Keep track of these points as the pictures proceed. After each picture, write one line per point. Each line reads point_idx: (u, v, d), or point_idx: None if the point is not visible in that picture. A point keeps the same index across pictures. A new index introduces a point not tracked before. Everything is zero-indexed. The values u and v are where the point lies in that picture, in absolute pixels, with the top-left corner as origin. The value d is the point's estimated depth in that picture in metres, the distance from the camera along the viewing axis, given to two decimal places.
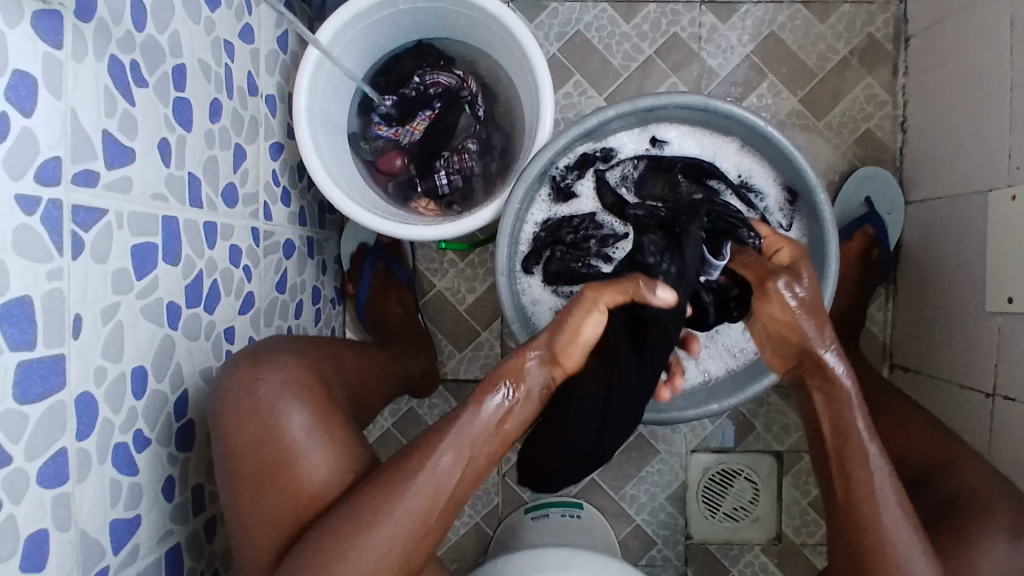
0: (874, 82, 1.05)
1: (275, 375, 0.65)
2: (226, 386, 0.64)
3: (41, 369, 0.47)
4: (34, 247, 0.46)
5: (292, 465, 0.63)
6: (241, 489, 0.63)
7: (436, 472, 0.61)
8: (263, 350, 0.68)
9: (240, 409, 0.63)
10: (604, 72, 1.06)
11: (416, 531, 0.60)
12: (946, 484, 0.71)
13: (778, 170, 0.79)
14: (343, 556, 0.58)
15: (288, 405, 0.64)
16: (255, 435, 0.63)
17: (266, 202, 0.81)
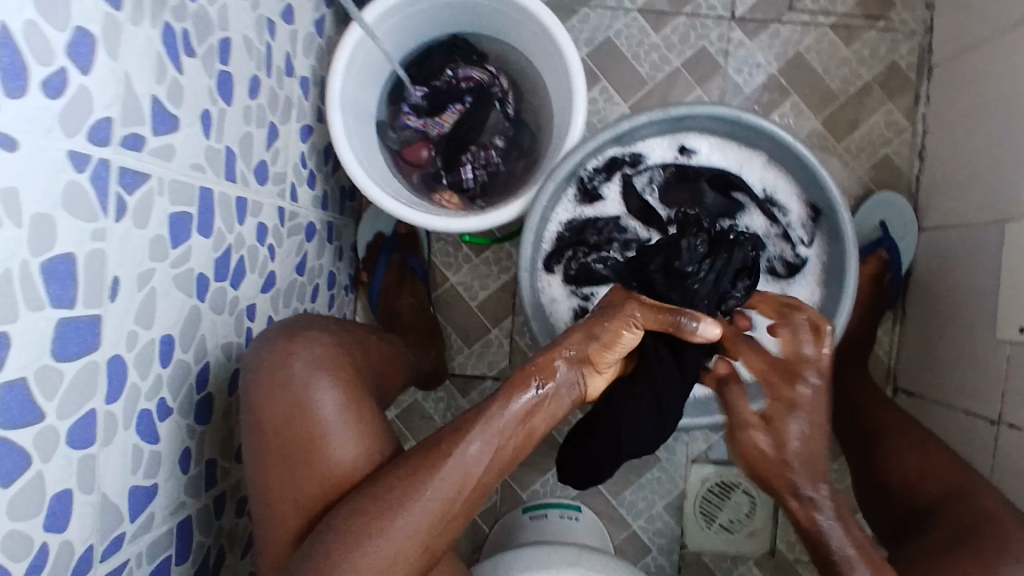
0: (894, 109, 1.07)
1: (308, 353, 0.66)
2: (263, 362, 0.65)
3: (79, 328, 0.47)
4: (81, 205, 0.46)
5: (322, 445, 0.63)
6: (270, 465, 0.63)
7: (461, 460, 0.61)
8: (299, 329, 0.68)
9: (274, 384, 0.64)
10: (631, 80, 1.07)
11: (439, 519, 0.61)
12: (962, 511, 0.73)
13: (803, 187, 0.79)
14: (366, 538, 0.58)
15: (321, 383, 0.64)
16: (287, 412, 0.63)
17: (293, 183, 0.81)
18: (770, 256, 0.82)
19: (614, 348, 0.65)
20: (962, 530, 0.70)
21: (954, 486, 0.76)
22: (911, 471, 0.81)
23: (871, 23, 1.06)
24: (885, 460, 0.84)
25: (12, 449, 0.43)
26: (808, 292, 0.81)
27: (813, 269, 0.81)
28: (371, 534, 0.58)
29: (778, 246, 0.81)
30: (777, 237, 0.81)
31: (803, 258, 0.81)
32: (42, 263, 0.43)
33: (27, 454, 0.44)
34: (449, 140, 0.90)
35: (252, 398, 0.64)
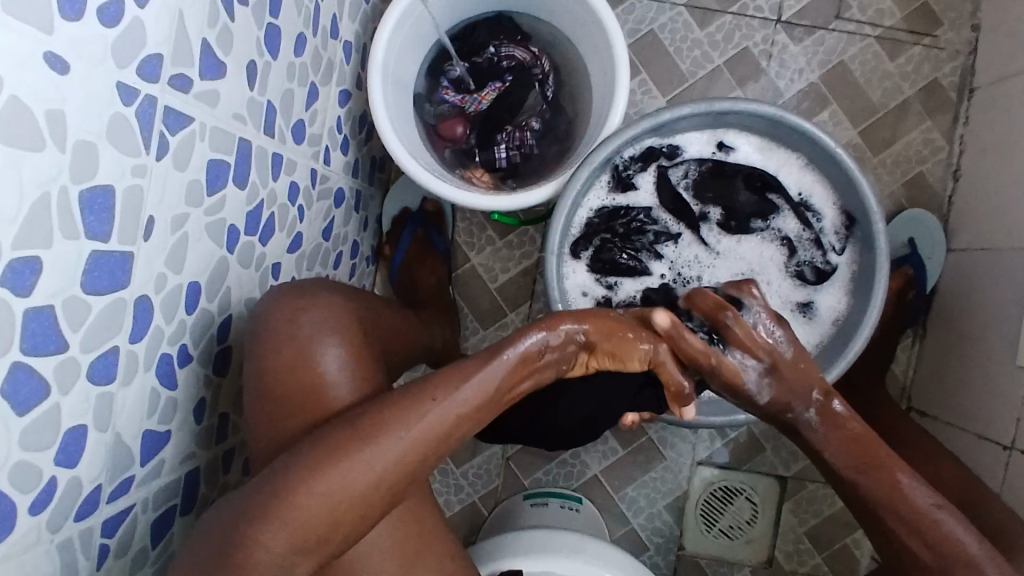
0: (933, 127, 1.05)
1: (316, 312, 0.65)
2: (268, 310, 0.64)
3: (111, 264, 0.46)
4: (125, 138, 0.45)
5: (315, 394, 0.62)
6: (260, 410, 0.63)
7: (438, 405, 0.60)
8: (312, 287, 0.68)
9: (276, 332, 0.63)
10: (670, 75, 1.07)
11: (404, 463, 0.58)
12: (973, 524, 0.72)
13: (839, 193, 0.78)
14: (328, 467, 0.56)
15: (327, 340, 0.64)
16: (287, 362, 0.62)
17: (328, 147, 0.80)
18: (800, 261, 0.80)
19: (620, 354, 0.67)
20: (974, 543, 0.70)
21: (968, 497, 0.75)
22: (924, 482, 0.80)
23: (917, 38, 1.05)
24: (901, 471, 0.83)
25: (31, 376, 0.41)
26: (834, 300, 0.80)
27: (841, 277, 0.80)
28: (333, 464, 0.56)
29: (807, 251, 0.80)
30: (808, 242, 0.80)
31: (833, 265, 0.80)
32: (81, 192, 0.42)
33: (47, 385, 0.43)
34: (485, 118, 0.90)
35: (254, 344, 0.63)
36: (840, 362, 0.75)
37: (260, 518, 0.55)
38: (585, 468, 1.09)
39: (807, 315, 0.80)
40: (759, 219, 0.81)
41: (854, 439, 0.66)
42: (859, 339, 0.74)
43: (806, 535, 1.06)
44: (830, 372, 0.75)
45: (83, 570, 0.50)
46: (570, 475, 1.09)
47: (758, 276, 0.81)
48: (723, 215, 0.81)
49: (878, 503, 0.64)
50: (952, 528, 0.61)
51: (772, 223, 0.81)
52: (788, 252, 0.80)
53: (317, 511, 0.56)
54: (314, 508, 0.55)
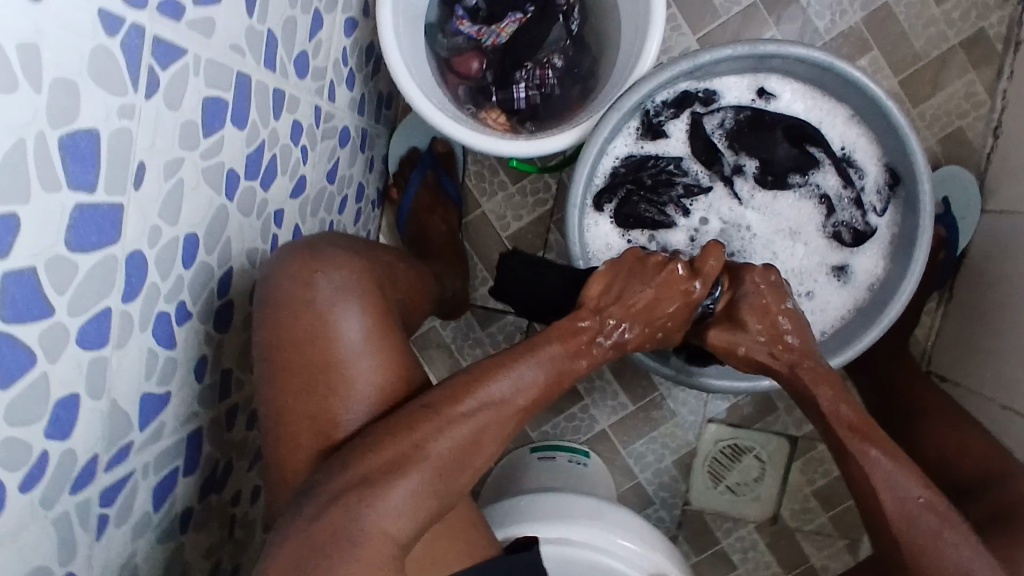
0: (977, 78, 0.98)
1: (333, 273, 0.63)
2: (281, 276, 0.61)
3: (99, 218, 0.41)
4: (110, 74, 0.40)
5: (343, 368, 0.61)
6: (283, 386, 0.61)
7: (506, 393, 0.60)
8: (324, 245, 0.65)
9: (296, 300, 0.61)
10: (701, 10, 0.99)
11: (471, 450, 0.58)
12: (997, 493, 0.70)
13: (886, 149, 0.73)
14: (407, 459, 0.56)
15: (347, 309, 0.62)
16: (306, 332, 0.61)
17: (332, 82, 0.73)
18: (838, 222, 0.76)
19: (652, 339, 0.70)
20: (996, 513, 0.68)
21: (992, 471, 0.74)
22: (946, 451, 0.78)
23: None
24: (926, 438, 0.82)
25: (14, 346, 0.37)
26: (871, 264, 0.76)
27: (880, 239, 0.75)
28: (410, 455, 0.57)
29: (846, 211, 0.75)
30: (848, 201, 0.75)
31: (873, 227, 0.75)
32: (61, 137, 0.37)
33: (33, 354, 0.39)
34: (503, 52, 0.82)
35: (267, 309, 0.61)
36: (873, 329, 0.71)
37: (353, 516, 0.55)
38: (594, 422, 1.07)
39: (842, 278, 0.77)
40: (798, 174, 0.75)
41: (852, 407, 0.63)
42: (895, 306, 0.70)
43: (813, 494, 1.05)
44: (862, 340, 0.71)
45: (83, 542, 0.47)
46: (578, 428, 1.07)
47: (793, 236, 0.76)
48: (760, 169, 0.76)
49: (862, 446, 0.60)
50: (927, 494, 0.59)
51: (811, 179, 0.76)
52: (826, 211, 0.75)
53: (407, 503, 0.56)
54: (402, 505, 0.56)
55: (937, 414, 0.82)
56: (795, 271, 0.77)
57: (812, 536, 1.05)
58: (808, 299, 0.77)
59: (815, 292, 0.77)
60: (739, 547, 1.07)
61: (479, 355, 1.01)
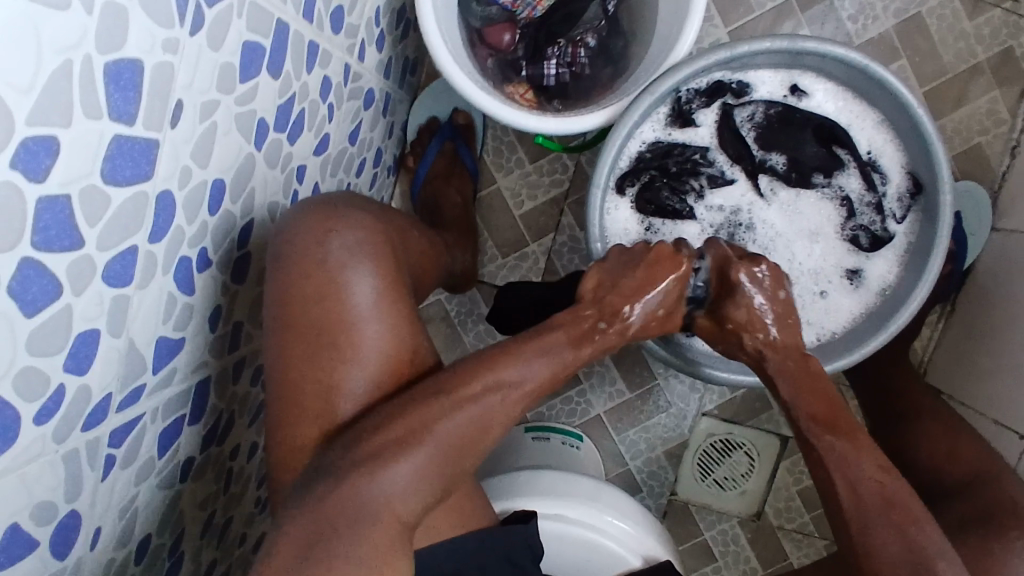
0: (1000, 97, 0.99)
1: (348, 233, 0.63)
2: (296, 230, 0.61)
3: (134, 152, 0.41)
4: (160, 5, 0.39)
5: (350, 330, 0.60)
6: (287, 345, 0.60)
7: (516, 381, 0.60)
8: (338, 204, 0.64)
9: (305, 256, 0.60)
10: (736, 4, 0.98)
11: (476, 436, 0.59)
12: (981, 494, 0.72)
13: (912, 155, 0.74)
14: (413, 450, 0.57)
15: (358, 267, 0.62)
16: (316, 290, 0.60)
17: (363, 42, 0.72)
18: (857, 225, 0.77)
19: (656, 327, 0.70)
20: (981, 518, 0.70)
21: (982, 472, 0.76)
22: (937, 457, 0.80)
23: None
24: (911, 437, 0.82)
25: (42, 274, 0.36)
26: (885, 269, 0.77)
27: (897, 246, 0.76)
28: (419, 448, 0.57)
29: (865, 214, 0.76)
30: (868, 205, 0.76)
31: (891, 233, 0.76)
32: (106, 63, 0.36)
33: (61, 284, 0.38)
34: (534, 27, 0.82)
35: (279, 265, 0.60)
36: (882, 332, 0.73)
37: (356, 503, 0.55)
38: (589, 407, 1.08)
39: (855, 282, 0.77)
40: (822, 175, 0.76)
41: (819, 398, 0.66)
42: (907, 308, 0.72)
43: (798, 494, 1.06)
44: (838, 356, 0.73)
45: (89, 481, 0.47)
46: (573, 412, 1.08)
47: (812, 235, 0.77)
48: (787, 165, 0.76)
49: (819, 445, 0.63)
50: (896, 486, 0.60)
51: (835, 180, 0.76)
52: (846, 212, 0.76)
53: (408, 488, 0.57)
54: (402, 488, 0.56)
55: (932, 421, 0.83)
56: (809, 270, 0.78)
57: (793, 535, 1.07)
58: (822, 299, 0.78)
59: (828, 293, 0.78)
60: (720, 540, 1.08)
61: (481, 332, 1.01)
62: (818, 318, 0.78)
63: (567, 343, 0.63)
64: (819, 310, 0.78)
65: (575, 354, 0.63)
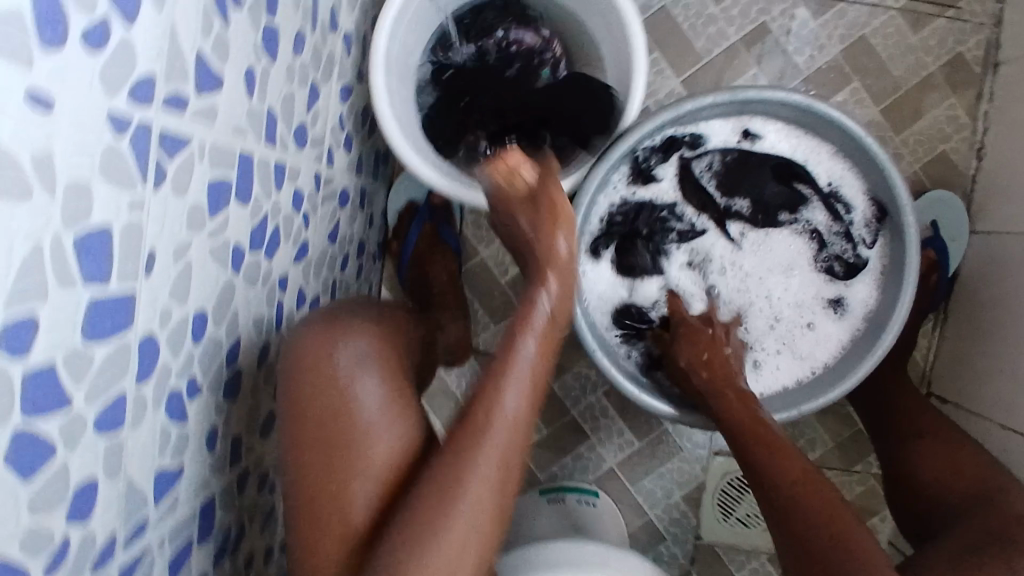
0: (957, 103, 1.02)
1: (350, 343, 0.65)
2: (303, 342, 0.64)
3: (112, 307, 0.43)
4: (120, 172, 0.42)
5: (363, 436, 0.62)
6: (303, 468, 0.61)
7: (500, 414, 0.59)
8: (345, 316, 0.69)
9: (312, 368, 0.63)
10: (685, 53, 1.00)
11: (487, 507, 0.57)
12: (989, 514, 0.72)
13: (870, 182, 0.77)
14: (426, 545, 0.55)
15: (362, 374, 0.64)
16: (329, 413, 0.62)
17: (331, 148, 0.75)
18: (830, 255, 0.80)
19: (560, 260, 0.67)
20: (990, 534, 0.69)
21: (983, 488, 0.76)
22: (946, 471, 0.80)
23: (940, 11, 1.00)
24: (911, 462, 0.84)
25: (37, 440, 0.38)
26: (864, 294, 0.80)
27: (873, 270, 0.79)
28: (432, 543, 0.55)
29: (836, 243, 0.80)
30: (837, 235, 0.79)
31: (863, 259, 0.79)
32: (77, 235, 0.39)
33: (55, 443, 0.40)
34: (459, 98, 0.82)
35: (290, 379, 0.63)
36: (869, 357, 0.74)
37: None
38: (601, 461, 1.07)
39: (839, 310, 0.80)
40: (787, 213, 0.80)
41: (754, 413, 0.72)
42: (890, 331, 0.73)
43: None
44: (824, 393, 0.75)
45: None
46: (586, 468, 1.08)
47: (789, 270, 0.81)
48: (752, 210, 0.80)
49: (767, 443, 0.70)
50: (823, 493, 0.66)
51: (800, 215, 0.80)
52: (816, 244, 0.80)
53: None
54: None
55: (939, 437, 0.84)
56: (792, 304, 0.81)
57: None
58: (810, 331, 0.81)
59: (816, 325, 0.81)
60: None
61: None
62: (810, 350, 0.80)
63: (527, 366, 0.63)
64: (809, 342, 0.81)
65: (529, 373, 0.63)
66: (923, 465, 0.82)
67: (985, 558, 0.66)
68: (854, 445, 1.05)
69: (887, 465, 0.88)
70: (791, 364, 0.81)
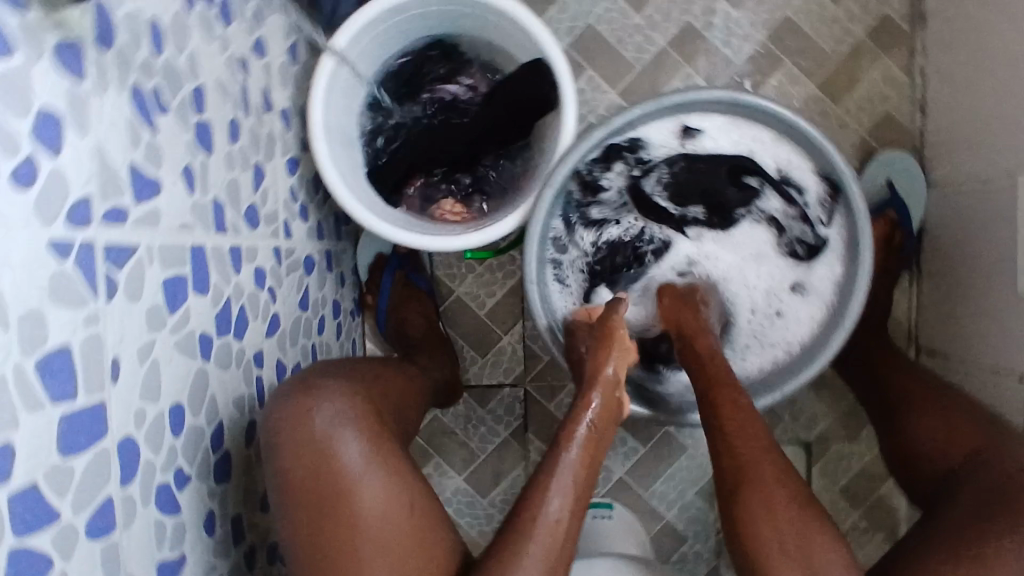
0: (891, 64, 1.04)
1: (325, 405, 0.67)
2: (282, 420, 0.66)
3: (84, 419, 0.46)
4: (69, 292, 0.44)
5: (351, 492, 0.63)
6: (310, 550, 0.63)
7: (544, 519, 0.62)
8: (318, 379, 0.71)
9: (297, 442, 0.64)
10: (617, 65, 1.03)
11: None
12: (984, 473, 0.71)
13: (817, 162, 0.79)
14: None
15: (344, 434, 0.66)
16: (321, 486, 0.63)
17: (286, 220, 0.78)
18: (791, 238, 0.82)
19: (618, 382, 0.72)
20: (994, 490, 0.68)
21: (976, 444, 0.76)
22: (937, 435, 0.81)
23: None
24: (908, 429, 0.84)
25: (28, 559, 0.41)
26: (827, 272, 0.81)
27: (834, 247, 0.80)
28: None
29: (795, 226, 0.81)
30: (794, 218, 0.81)
31: (823, 237, 0.81)
32: (36, 360, 0.42)
33: (48, 557, 0.42)
34: (415, 157, 0.85)
35: (278, 459, 0.65)
36: (840, 331, 0.77)
37: None
38: (610, 472, 1.08)
39: (802, 290, 0.82)
40: (742, 206, 0.82)
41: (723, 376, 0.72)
42: (856, 303, 0.76)
43: (841, 493, 1.07)
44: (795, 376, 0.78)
45: None
46: (596, 482, 1.08)
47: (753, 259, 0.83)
48: (706, 209, 0.83)
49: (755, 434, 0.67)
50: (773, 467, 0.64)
51: (755, 206, 0.82)
52: (775, 231, 0.82)
53: None
54: None
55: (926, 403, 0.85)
56: (763, 292, 0.83)
57: (850, 535, 1.06)
58: (781, 317, 0.83)
59: (786, 310, 0.83)
60: None
61: (485, 433, 1.05)
62: (780, 338, 0.82)
63: (572, 474, 0.65)
64: (782, 327, 0.82)
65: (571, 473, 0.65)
66: (919, 433, 0.83)
67: (994, 508, 0.66)
68: (855, 414, 1.06)
69: (886, 436, 0.88)
70: (764, 353, 0.83)
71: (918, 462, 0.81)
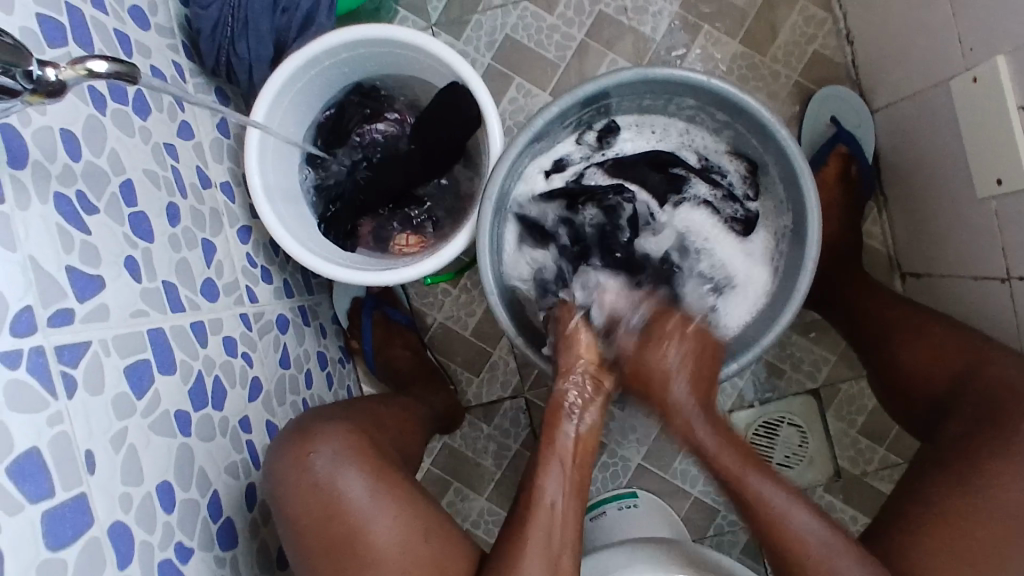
0: (807, 4, 1.05)
1: (325, 447, 0.68)
2: (283, 468, 0.67)
3: (67, 514, 0.48)
4: (27, 399, 0.47)
5: (363, 533, 0.65)
6: None
7: (541, 504, 0.69)
8: (313, 422, 0.71)
9: (302, 487, 0.66)
10: (542, 67, 1.05)
11: None
12: (974, 385, 0.73)
13: (728, 143, 0.86)
14: None
15: (346, 474, 0.67)
16: (332, 527, 0.65)
17: (248, 286, 0.81)
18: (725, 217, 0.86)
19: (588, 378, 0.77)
20: (989, 406, 0.70)
21: (962, 362, 0.76)
22: (922, 357, 0.80)
23: None
24: (897, 356, 0.84)
25: None
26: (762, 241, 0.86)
27: (763, 219, 0.86)
28: None
29: (726, 207, 0.86)
30: (722, 198, 0.87)
31: (752, 211, 0.86)
32: (7, 467, 0.44)
33: None
34: (363, 199, 0.88)
35: (286, 504, 0.66)
36: (802, 274, 0.76)
37: None
38: (628, 461, 1.08)
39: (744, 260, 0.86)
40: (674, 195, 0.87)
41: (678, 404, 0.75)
42: (809, 251, 0.76)
43: (861, 433, 1.05)
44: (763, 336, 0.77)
45: None
46: (617, 474, 1.08)
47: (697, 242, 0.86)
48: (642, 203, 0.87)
49: (734, 449, 0.73)
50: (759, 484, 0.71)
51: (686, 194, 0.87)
52: (712, 212, 0.86)
53: None
54: None
55: (903, 325, 0.85)
56: (712, 268, 0.85)
57: (880, 473, 1.05)
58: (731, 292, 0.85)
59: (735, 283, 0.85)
60: None
61: (496, 450, 1.06)
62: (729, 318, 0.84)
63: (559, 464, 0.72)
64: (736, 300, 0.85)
65: (559, 464, 0.72)
66: (905, 358, 0.82)
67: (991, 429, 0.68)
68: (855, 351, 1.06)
69: (875, 370, 0.88)
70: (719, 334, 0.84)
71: (911, 391, 0.81)
